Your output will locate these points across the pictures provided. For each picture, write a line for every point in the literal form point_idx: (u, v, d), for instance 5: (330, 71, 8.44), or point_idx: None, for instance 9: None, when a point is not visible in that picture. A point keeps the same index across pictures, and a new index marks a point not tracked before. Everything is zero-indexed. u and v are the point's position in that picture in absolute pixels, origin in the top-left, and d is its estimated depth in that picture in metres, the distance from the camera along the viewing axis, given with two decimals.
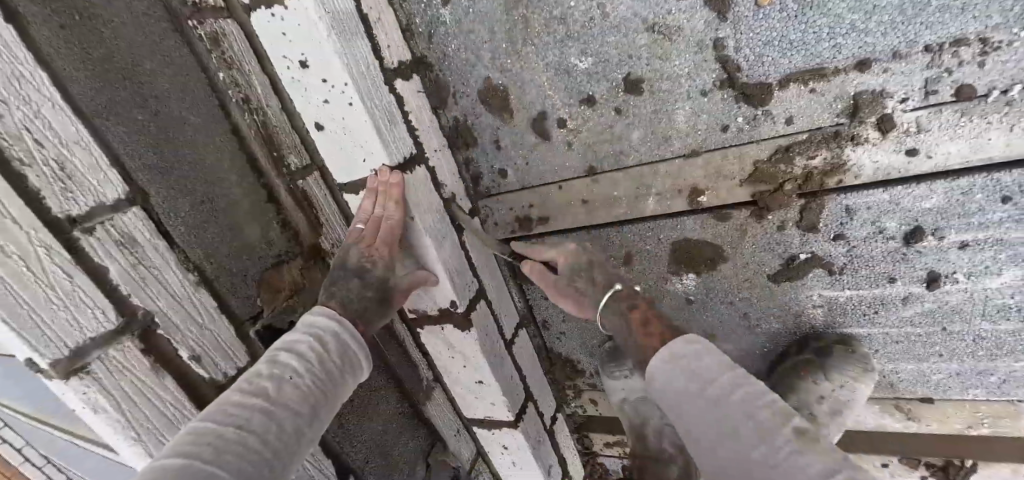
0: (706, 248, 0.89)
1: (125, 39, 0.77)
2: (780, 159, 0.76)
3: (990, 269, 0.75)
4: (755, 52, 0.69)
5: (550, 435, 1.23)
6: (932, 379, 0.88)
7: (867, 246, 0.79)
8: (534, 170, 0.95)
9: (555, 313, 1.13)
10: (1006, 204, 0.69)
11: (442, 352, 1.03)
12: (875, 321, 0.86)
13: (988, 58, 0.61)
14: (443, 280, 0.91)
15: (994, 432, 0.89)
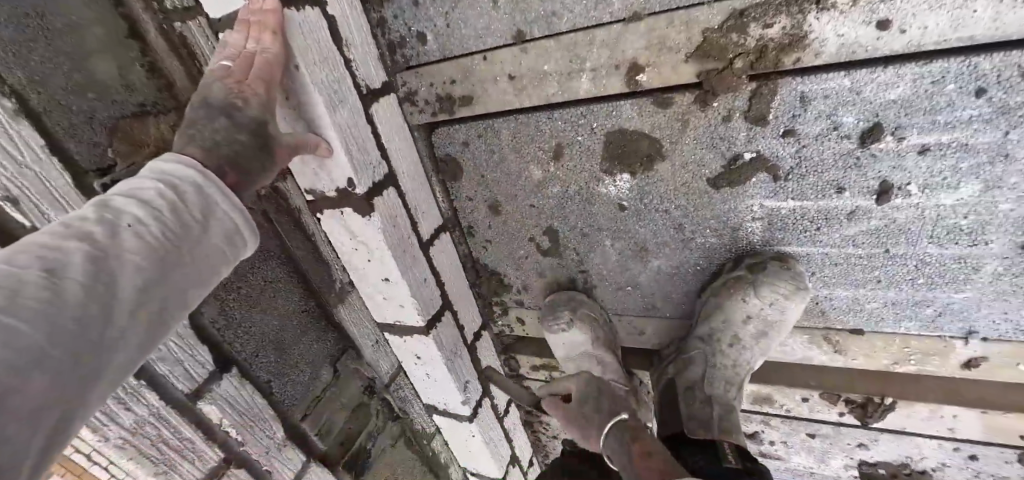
0: (643, 143, 0.78)
1: None
2: (733, 27, 0.64)
3: (947, 181, 0.66)
4: None
5: (471, 351, 1.15)
6: (865, 308, 0.81)
7: (818, 146, 0.69)
8: (456, 35, 0.80)
9: (481, 218, 1.01)
10: (980, 98, 0.59)
11: (345, 243, 0.92)
12: (815, 239, 0.77)
13: None
14: (338, 151, 0.79)
15: (921, 370, 0.84)
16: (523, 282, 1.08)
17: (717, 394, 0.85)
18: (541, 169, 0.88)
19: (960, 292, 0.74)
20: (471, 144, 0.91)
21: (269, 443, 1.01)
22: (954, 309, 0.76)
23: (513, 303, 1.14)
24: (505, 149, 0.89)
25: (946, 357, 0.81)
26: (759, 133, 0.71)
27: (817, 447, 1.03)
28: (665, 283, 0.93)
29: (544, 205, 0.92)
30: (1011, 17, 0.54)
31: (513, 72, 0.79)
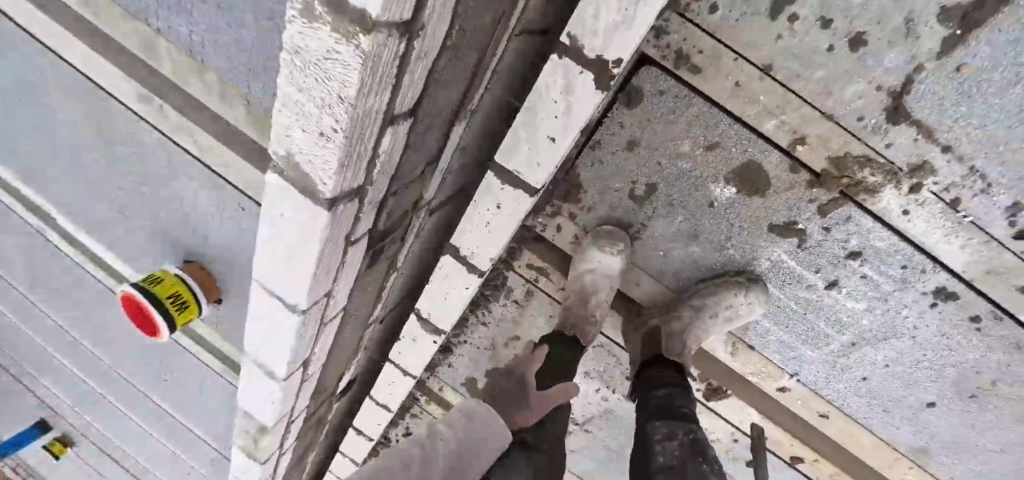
0: (762, 180, 1.20)
1: None
2: (859, 162, 1.12)
3: (857, 296, 1.25)
4: (933, 89, 1.00)
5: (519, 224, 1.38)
6: (767, 337, 1.37)
7: (830, 243, 1.21)
8: (730, 29, 1.07)
9: (613, 143, 1.28)
10: (901, 268, 1.18)
11: (551, 93, 1.08)
12: (782, 287, 1.30)
13: (981, 194, 1.06)
14: (638, 33, 0.96)
15: (757, 381, 1.45)
16: (594, 203, 1.38)
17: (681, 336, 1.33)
18: (690, 146, 1.22)
19: (812, 350, 1.35)
20: (664, 96, 1.19)
21: (375, 194, 1.04)
22: (801, 358, 1.37)
23: (568, 211, 1.42)
24: (683, 118, 1.20)
25: (774, 380, 1.43)
26: (816, 219, 1.20)
27: None
28: (687, 260, 1.37)
29: (668, 169, 1.26)
30: (942, 246, 1.13)
31: (743, 83, 1.12)
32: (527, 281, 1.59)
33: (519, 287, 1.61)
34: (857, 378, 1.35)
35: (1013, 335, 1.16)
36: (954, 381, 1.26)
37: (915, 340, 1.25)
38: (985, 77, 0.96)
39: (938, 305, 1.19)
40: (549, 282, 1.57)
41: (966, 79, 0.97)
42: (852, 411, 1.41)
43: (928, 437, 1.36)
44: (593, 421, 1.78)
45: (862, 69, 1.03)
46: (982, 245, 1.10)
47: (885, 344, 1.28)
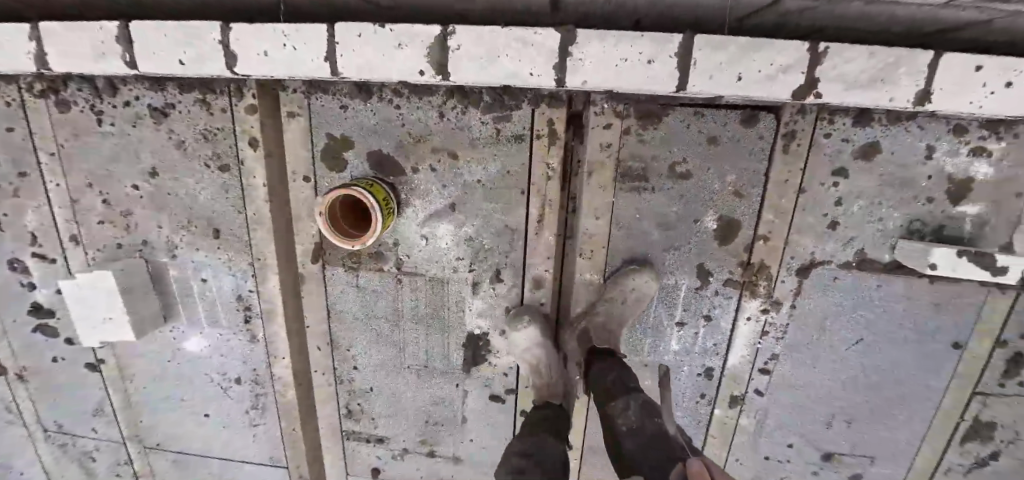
0: (728, 235, 1.55)
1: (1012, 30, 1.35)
2: (766, 274, 1.56)
3: (680, 340, 1.66)
4: (827, 272, 1.55)
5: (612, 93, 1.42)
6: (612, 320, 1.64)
7: (708, 300, 1.61)
8: (823, 148, 1.45)
9: (710, 124, 1.46)
10: (713, 343, 1.65)
11: (773, 58, 1.26)
12: (661, 300, 1.62)
13: (777, 335, 1.63)
14: (840, 95, 1.30)
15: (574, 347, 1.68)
16: (647, 145, 1.49)
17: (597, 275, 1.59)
18: (731, 176, 1.49)
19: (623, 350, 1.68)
20: (759, 136, 1.46)
21: None
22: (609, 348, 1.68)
23: (626, 126, 1.48)
24: (749, 158, 1.47)
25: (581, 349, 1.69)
26: (717, 283, 1.59)
27: (498, 309, 1.68)
28: (638, 235, 1.58)
29: (704, 177, 1.50)
30: (738, 348, 1.65)
31: (789, 182, 1.48)
32: (534, 131, 1.51)
33: (518, 125, 1.50)
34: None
35: (704, 415, 1.75)
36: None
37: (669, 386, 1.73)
38: (834, 289, 1.57)
39: (699, 376, 1.70)
40: (543, 150, 1.52)
41: (839, 279, 1.55)
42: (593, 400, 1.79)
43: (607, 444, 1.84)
44: (417, 277, 1.67)
45: (821, 238, 1.52)
46: (750, 362, 1.66)
47: (655, 377, 1.72)
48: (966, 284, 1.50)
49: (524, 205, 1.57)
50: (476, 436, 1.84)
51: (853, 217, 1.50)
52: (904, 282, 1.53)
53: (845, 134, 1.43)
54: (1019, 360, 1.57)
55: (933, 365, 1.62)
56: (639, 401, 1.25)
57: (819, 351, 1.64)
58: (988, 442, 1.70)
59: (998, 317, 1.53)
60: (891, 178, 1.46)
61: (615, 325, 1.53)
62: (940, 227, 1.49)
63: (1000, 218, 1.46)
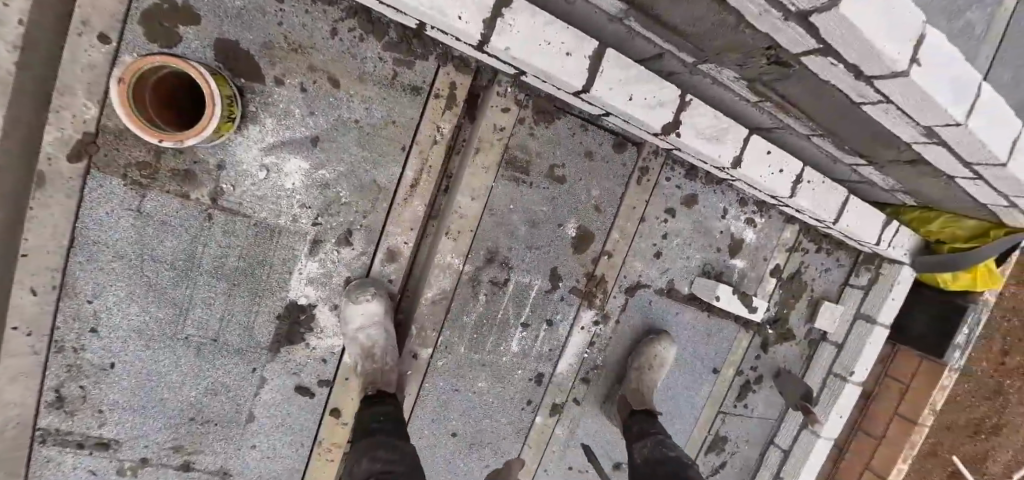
0: (584, 244, 1.59)
1: (806, 143, 1.73)
2: (601, 286, 1.65)
3: (520, 342, 1.60)
4: (645, 297, 1.73)
5: (516, 77, 1.38)
6: (460, 309, 1.50)
7: (554, 304, 1.61)
8: (667, 187, 1.65)
9: (593, 136, 1.52)
10: (547, 348, 1.64)
11: (653, 90, 1.33)
12: (513, 297, 1.55)
13: (599, 348, 1.73)
14: (688, 141, 1.43)
15: (414, 332, 1.48)
16: (536, 141, 1.46)
17: (461, 256, 1.46)
18: (598, 189, 1.56)
19: (463, 346, 1.54)
20: (624, 156, 1.57)
21: None
22: (447, 341, 1.52)
23: (522, 116, 1.43)
24: (612, 176, 1.57)
25: (421, 337, 1.49)
26: (565, 288, 1.61)
27: (336, 279, 1.37)
28: (507, 229, 1.49)
29: (574, 186, 1.53)
30: (568, 356, 1.67)
31: (635, 209, 1.62)
32: (430, 83, 1.33)
33: (418, 76, 1.32)
34: (450, 385, 1.56)
35: (525, 424, 1.69)
36: (478, 429, 1.64)
37: (501, 389, 1.62)
38: (650, 309, 1.77)
39: (529, 382, 1.66)
40: (436, 111, 1.35)
41: (653, 303, 1.75)
42: (416, 404, 1.55)
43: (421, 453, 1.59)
44: (237, 219, 1.27)
45: (647, 263, 1.69)
46: (574, 372, 1.71)
47: (491, 379, 1.60)
48: (728, 320, 1.91)
49: (400, 163, 1.35)
50: (260, 442, 1.43)
51: (672, 250, 1.72)
52: (695, 311, 1.84)
53: (679, 181, 1.66)
54: (747, 386, 2.05)
55: (697, 386, 1.95)
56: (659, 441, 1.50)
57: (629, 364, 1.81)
58: (721, 453, 2.12)
59: (739, 351, 1.98)
60: (699, 225, 1.74)
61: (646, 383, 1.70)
62: (720, 273, 1.83)
63: (753, 274, 1.90)
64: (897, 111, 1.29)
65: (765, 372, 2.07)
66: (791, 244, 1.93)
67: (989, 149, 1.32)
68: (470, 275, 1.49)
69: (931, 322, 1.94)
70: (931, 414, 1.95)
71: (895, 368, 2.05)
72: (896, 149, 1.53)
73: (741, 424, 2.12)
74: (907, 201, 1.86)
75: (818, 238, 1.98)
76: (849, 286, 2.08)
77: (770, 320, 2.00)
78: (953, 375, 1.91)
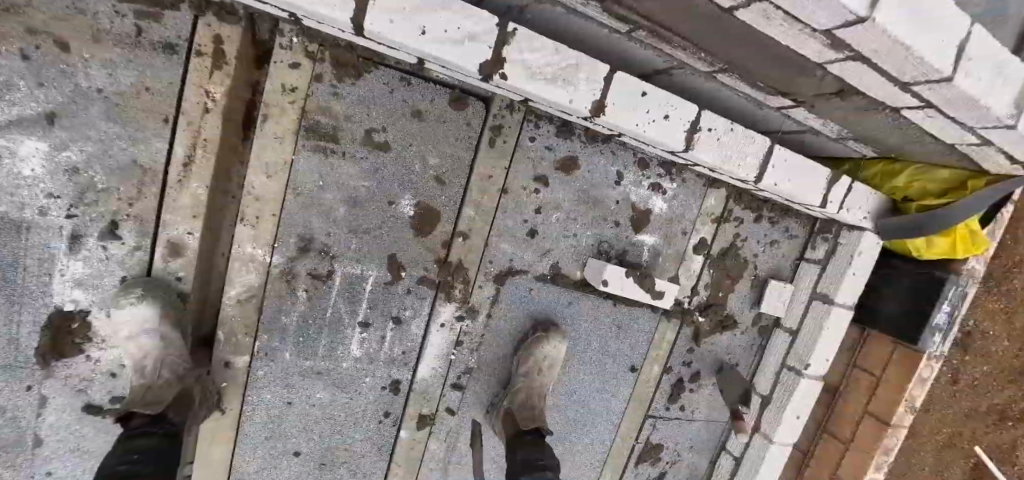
0: (428, 225, 1.32)
1: (711, 83, 1.39)
2: (459, 274, 1.37)
3: (362, 343, 1.36)
4: (522, 285, 1.43)
5: (296, 22, 1.11)
6: (275, 309, 1.27)
7: (399, 298, 1.35)
8: (533, 151, 1.35)
9: (418, 90, 1.23)
10: (399, 350, 1.39)
11: (456, 19, 1.03)
12: (343, 292, 1.30)
13: (470, 347, 1.45)
14: (521, 85, 1.12)
15: (221, 339, 1.26)
16: (342, 101, 1.19)
17: (266, 245, 1.23)
18: (437, 156, 1.28)
19: (288, 351, 1.31)
20: (467, 113, 1.28)
21: None
22: (266, 347, 1.29)
23: (318, 71, 1.17)
24: (454, 139, 1.28)
25: (232, 343, 1.27)
26: (411, 279, 1.34)
27: (109, 279, 1.17)
28: (321, 211, 1.24)
29: (402, 154, 1.26)
30: (429, 359, 1.41)
31: (491, 179, 1.33)
32: (190, 39, 1.10)
33: (172, 30, 1.09)
34: (281, 398, 1.34)
35: (387, 438, 1.46)
36: (327, 447, 1.42)
37: (347, 400, 1.39)
38: (534, 300, 1.46)
39: (384, 390, 1.41)
40: (201, 72, 1.11)
41: (536, 292, 1.45)
42: (242, 419, 1.33)
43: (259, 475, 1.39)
44: None
45: (519, 244, 1.40)
46: (441, 378, 1.44)
47: (331, 388, 1.37)
48: (643, 309, 1.59)
49: (166, 138, 1.13)
50: (55, 469, 1.25)
51: (551, 227, 1.41)
52: (596, 299, 1.52)
53: (548, 141, 1.35)
54: (680, 385, 1.72)
55: (612, 388, 1.64)
56: None
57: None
58: (656, 463, 1.81)
59: (664, 344, 1.65)
60: (584, 194, 1.42)
61: (530, 388, 1.43)
62: (622, 252, 1.51)
63: (670, 252, 1.57)
64: (782, 13, 0.93)
65: (702, 366, 1.73)
66: (717, 212, 1.59)
67: (921, 58, 0.96)
68: (282, 269, 1.25)
69: (905, 298, 1.60)
70: (910, 413, 1.61)
71: (864, 358, 1.71)
72: (815, 77, 1.18)
73: (680, 429, 1.80)
74: (865, 151, 1.58)
75: (756, 204, 1.64)
76: (804, 261, 1.75)
77: (702, 307, 1.67)
78: (932, 364, 1.58)
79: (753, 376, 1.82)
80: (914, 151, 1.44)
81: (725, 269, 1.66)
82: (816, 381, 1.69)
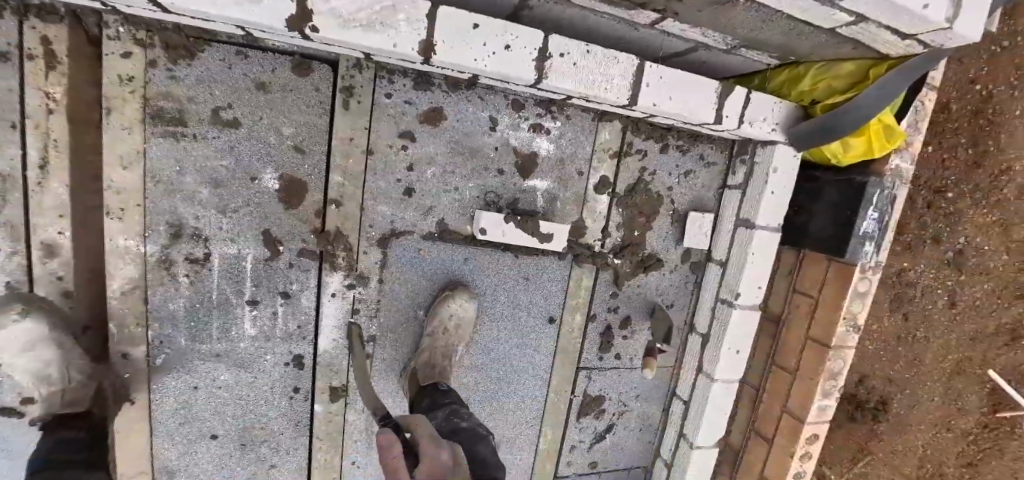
0: (297, 196, 1.32)
1: (570, 13, 1.32)
2: (339, 242, 1.36)
3: (255, 322, 1.38)
4: (408, 246, 1.42)
5: (116, 11, 1.12)
6: (161, 299, 1.31)
7: (283, 272, 1.36)
8: (392, 109, 1.33)
9: (258, 63, 1.23)
10: (295, 324, 1.40)
11: None
12: (224, 273, 1.33)
13: (369, 314, 1.44)
14: (339, 36, 1.09)
15: (113, 332, 1.30)
16: (182, 84, 1.21)
17: (138, 236, 1.26)
18: (291, 126, 1.28)
19: (182, 336, 1.34)
20: (313, 79, 1.27)
21: None
22: (160, 335, 1.33)
23: (151, 57, 1.18)
24: (305, 106, 1.28)
25: (125, 334, 1.31)
26: (292, 252, 1.35)
27: None
28: (185, 196, 1.26)
29: (254, 128, 1.26)
30: (327, 331, 1.42)
31: (353, 142, 1.31)
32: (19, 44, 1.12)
33: None
34: (186, 383, 1.38)
35: (302, 413, 1.48)
36: (243, 427, 1.45)
37: (253, 380, 1.42)
38: (426, 262, 1.45)
39: (288, 366, 1.43)
40: (36, 76, 1.14)
41: (426, 251, 1.44)
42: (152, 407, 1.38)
43: (183, 461, 1.44)
44: None
45: (397, 204, 1.38)
46: (344, 349, 1.44)
47: (234, 369, 1.39)
48: (549, 257, 1.54)
49: (16, 144, 1.16)
50: None
51: (428, 184, 1.39)
52: (494, 253, 1.49)
53: (406, 96, 1.33)
54: (609, 331, 1.66)
55: (533, 343, 1.60)
56: (445, 411, 1.21)
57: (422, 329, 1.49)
58: (601, 415, 1.76)
59: (582, 291, 1.60)
60: (457, 145, 1.39)
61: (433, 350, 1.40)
62: (513, 200, 1.46)
63: (569, 195, 1.51)
64: None
65: (630, 309, 1.67)
66: (613, 146, 1.51)
67: None
68: (158, 257, 1.28)
69: (833, 210, 1.48)
70: (852, 331, 1.51)
71: (802, 280, 1.58)
72: None
73: (621, 378, 1.74)
74: (766, 60, 1.45)
75: (658, 134, 1.55)
76: (727, 189, 1.64)
77: (617, 249, 1.60)
78: (867, 275, 1.47)
79: (691, 316, 1.74)
80: (810, 49, 1.32)
81: (636, 207, 1.58)
82: (749, 310, 1.60)
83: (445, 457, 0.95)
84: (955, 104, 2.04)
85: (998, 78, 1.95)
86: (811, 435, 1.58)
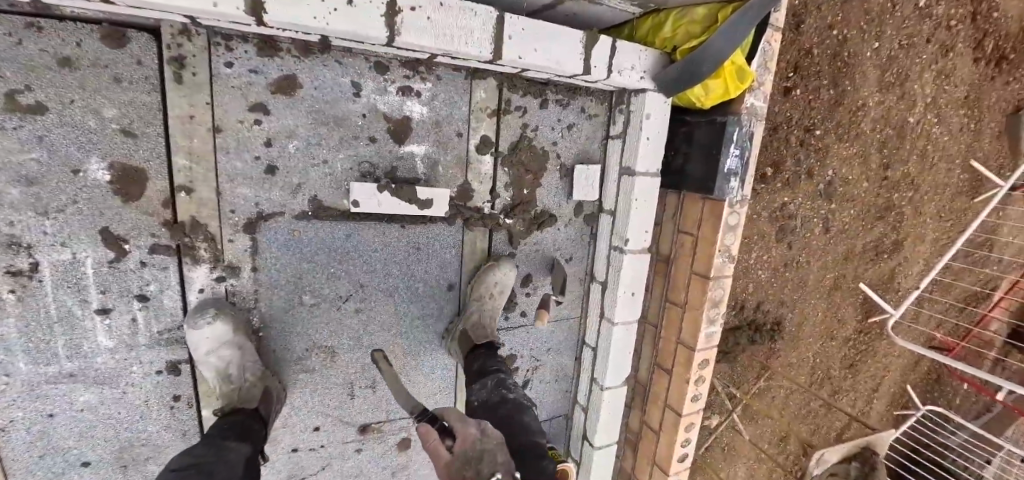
0: (137, 186, 1.17)
1: None
2: (197, 232, 1.24)
3: (111, 332, 1.23)
4: (279, 229, 1.32)
5: None
6: None
7: (134, 274, 1.22)
8: (235, 80, 1.20)
9: (55, 36, 1.06)
10: (160, 327, 1.27)
11: None
12: (60, 284, 1.16)
13: (246, 306, 1.33)
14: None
15: None
16: None
17: None
18: (114, 107, 1.12)
19: (22, 360, 1.17)
20: (131, 51, 1.12)
21: None
22: None
23: None
24: (127, 83, 1.12)
25: None
26: (142, 251, 1.21)
27: None
28: None
29: (65, 113, 1.09)
30: None
31: (194, 120, 1.18)
32: None
33: None
34: (38, 413, 1.22)
35: (189, 422, 1.37)
36: (120, 448, 1.31)
37: (121, 396, 1.28)
38: (302, 244, 1.35)
39: (162, 374, 1.30)
40: None
41: (303, 232, 1.34)
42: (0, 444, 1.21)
43: None
44: None
45: (259, 185, 1.27)
46: None
47: (95, 387, 1.25)
48: (439, 224, 1.50)
49: None
50: None
51: (292, 160, 1.29)
52: (378, 226, 1.42)
53: (250, 65, 1.20)
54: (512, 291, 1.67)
55: (435, 312, 1.58)
56: (494, 378, 1.37)
57: (315, 314, 1.41)
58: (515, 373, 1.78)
59: (479, 255, 1.58)
60: (319, 115, 1.29)
61: None
62: (391, 169, 1.40)
63: (450, 158, 1.47)
64: None
65: (530, 267, 1.68)
66: (490, 103, 1.47)
67: None
68: None
69: (705, 150, 1.55)
70: (728, 261, 1.62)
71: (684, 219, 1.67)
72: None
73: (530, 335, 1.76)
74: (629, 8, 1.47)
75: (536, 89, 1.53)
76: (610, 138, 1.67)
77: (507, 209, 1.59)
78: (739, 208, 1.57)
79: (591, 266, 1.78)
80: None
81: (522, 165, 1.57)
82: (639, 254, 1.66)
83: (474, 430, 1.06)
84: (817, 48, 2.03)
85: (851, 22, 2.05)
86: (703, 360, 1.70)
